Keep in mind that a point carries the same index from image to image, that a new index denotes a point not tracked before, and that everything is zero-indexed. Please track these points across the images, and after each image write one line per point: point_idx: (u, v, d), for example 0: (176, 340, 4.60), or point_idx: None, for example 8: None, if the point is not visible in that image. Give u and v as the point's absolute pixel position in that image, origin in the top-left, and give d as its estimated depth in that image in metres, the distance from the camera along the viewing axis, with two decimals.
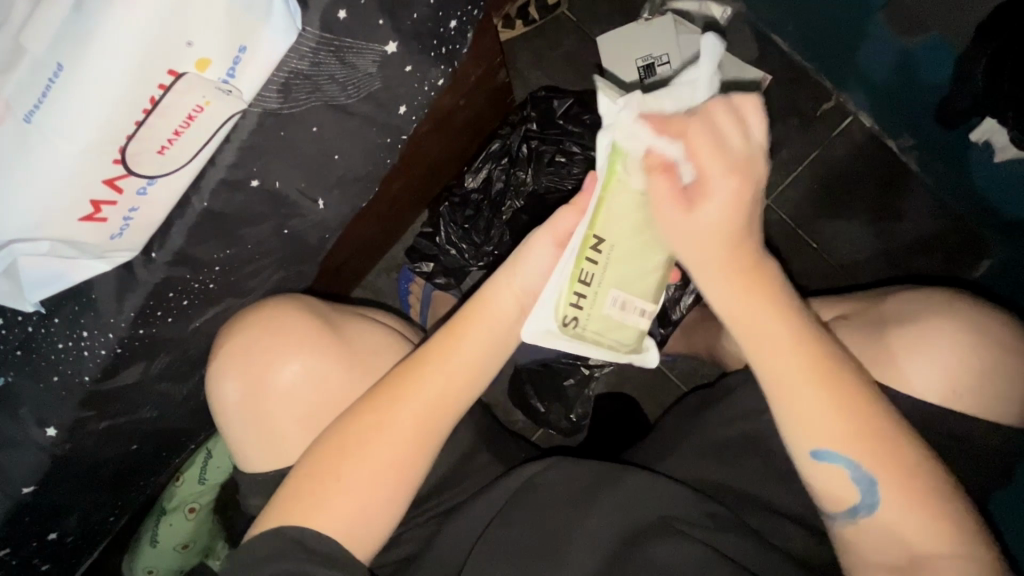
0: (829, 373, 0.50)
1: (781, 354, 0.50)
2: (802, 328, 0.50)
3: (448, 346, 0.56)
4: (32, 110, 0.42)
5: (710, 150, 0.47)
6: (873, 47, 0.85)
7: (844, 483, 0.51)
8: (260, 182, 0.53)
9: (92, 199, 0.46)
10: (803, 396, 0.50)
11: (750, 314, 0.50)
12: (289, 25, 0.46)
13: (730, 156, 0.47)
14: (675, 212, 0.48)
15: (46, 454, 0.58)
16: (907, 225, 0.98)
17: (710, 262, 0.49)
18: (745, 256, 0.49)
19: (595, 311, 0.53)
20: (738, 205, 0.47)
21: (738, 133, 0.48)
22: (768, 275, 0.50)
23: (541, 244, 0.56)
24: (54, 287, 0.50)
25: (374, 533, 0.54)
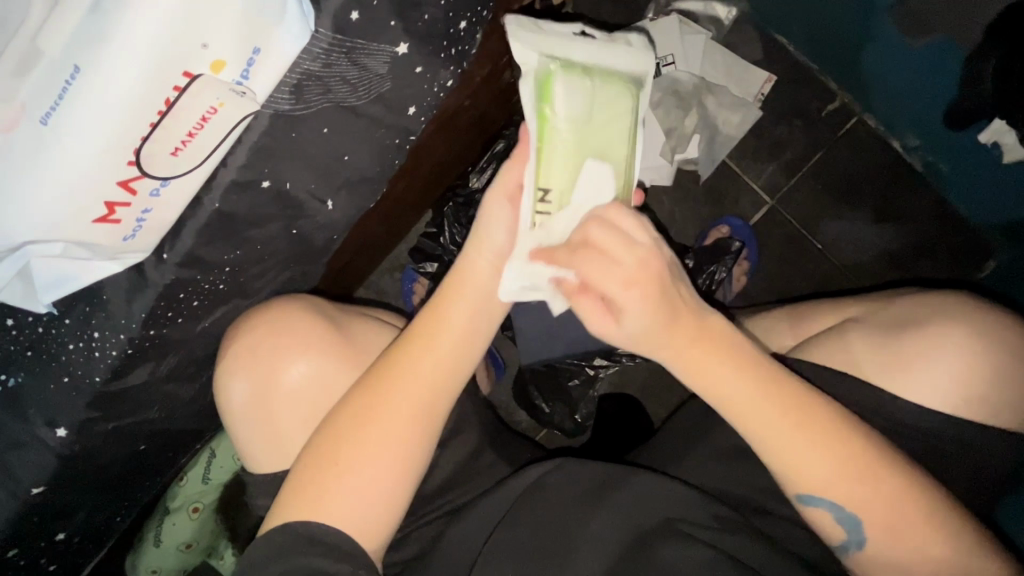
0: (810, 426, 0.50)
1: (759, 420, 0.51)
2: (767, 387, 0.51)
3: (430, 320, 0.58)
4: (48, 111, 0.41)
5: (610, 265, 0.49)
6: (882, 47, 0.85)
7: (832, 521, 0.52)
8: (271, 183, 0.53)
9: (106, 200, 0.46)
10: (791, 453, 0.51)
11: (715, 384, 0.51)
12: (303, 25, 0.45)
13: (632, 259, 0.49)
14: (606, 325, 0.51)
15: (54, 455, 0.58)
16: (911, 227, 0.98)
17: (656, 347, 0.51)
18: (690, 327, 0.51)
19: None
20: (655, 304, 0.49)
21: (634, 232, 0.50)
22: (713, 340, 0.51)
23: (497, 203, 0.57)
24: (65, 288, 0.50)
25: (390, 512, 0.55)
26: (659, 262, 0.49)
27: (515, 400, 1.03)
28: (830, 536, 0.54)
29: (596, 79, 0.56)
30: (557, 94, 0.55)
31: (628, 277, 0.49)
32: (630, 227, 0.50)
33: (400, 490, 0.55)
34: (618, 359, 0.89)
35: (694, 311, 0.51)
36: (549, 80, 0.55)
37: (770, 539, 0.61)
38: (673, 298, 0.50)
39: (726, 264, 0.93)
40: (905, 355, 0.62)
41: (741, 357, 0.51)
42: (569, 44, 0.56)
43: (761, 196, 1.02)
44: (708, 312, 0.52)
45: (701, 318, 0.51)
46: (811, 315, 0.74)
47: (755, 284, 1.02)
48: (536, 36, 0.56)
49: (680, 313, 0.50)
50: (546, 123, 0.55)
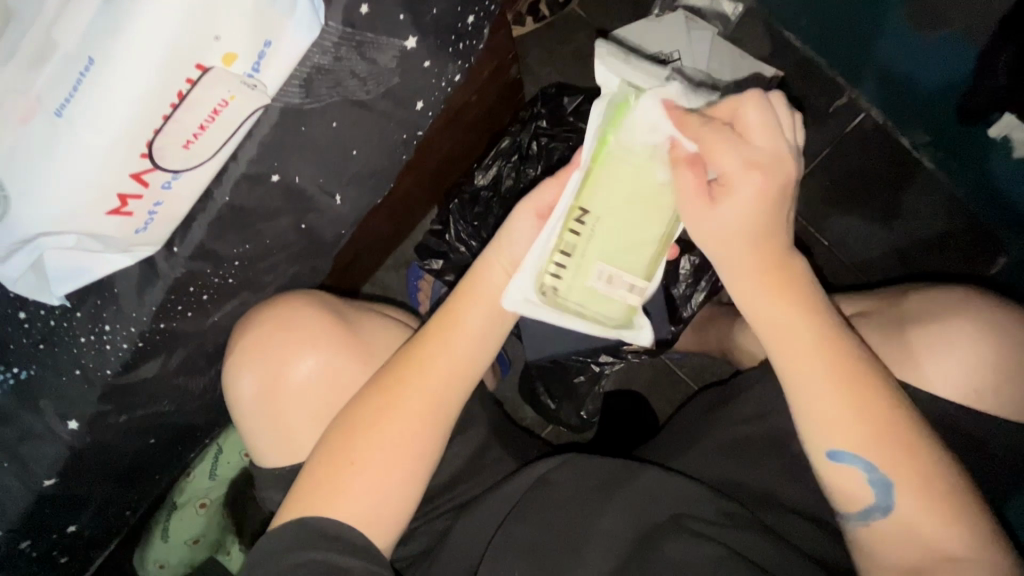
0: (849, 368, 0.50)
1: (811, 355, 0.50)
2: (825, 329, 0.50)
3: (446, 319, 0.58)
4: (63, 104, 0.42)
5: (734, 147, 0.48)
6: (893, 41, 0.84)
7: (861, 484, 0.51)
8: (280, 177, 0.53)
9: (119, 192, 0.46)
10: (816, 393, 0.50)
11: (774, 314, 0.50)
12: (313, 18, 0.46)
13: (756, 152, 0.48)
14: (696, 204, 0.49)
15: (66, 447, 0.59)
16: (920, 223, 0.98)
17: (736, 251, 0.50)
18: (772, 253, 0.50)
19: (578, 280, 0.55)
20: (761, 203, 0.48)
21: (757, 129, 0.48)
22: (789, 275, 0.50)
23: (523, 219, 0.58)
24: (78, 281, 0.50)
25: (395, 512, 0.55)
26: (777, 171, 0.48)
27: (521, 397, 1.03)
28: (849, 506, 0.53)
29: None
30: (626, 121, 0.52)
31: (747, 164, 0.48)
32: (760, 129, 0.48)
33: (411, 488, 0.55)
34: (624, 356, 0.89)
35: (783, 242, 0.50)
36: (626, 105, 0.53)
37: (778, 535, 0.60)
38: (776, 211, 0.49)
39: None
40: (914, 350, 0.61)
41: (808, 292, 0.51)
42: (657, 76, 0.54)
43: None
44: (796, 255, 0.51)
45: (788, 250, 0.51)
46: None
47: None
48: (623, 63, 0.55)
49: (768, 233, 0.49)
50: (605, 145, 0.53)
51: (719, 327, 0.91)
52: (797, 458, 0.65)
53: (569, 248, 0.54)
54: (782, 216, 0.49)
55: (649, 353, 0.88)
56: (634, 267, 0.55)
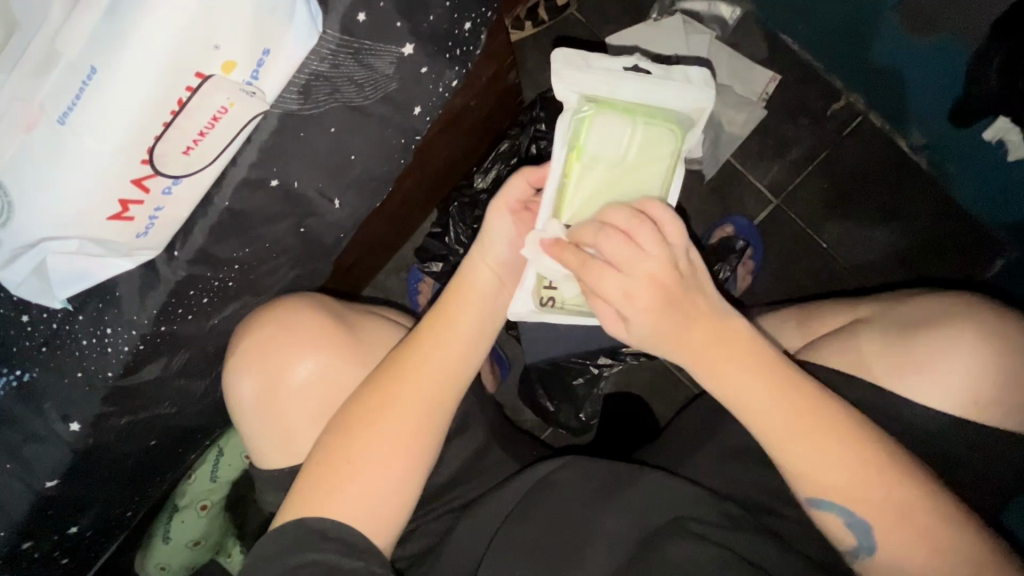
0: (813, 428, 0.50)
1: (778, 431, 0.50)
2: (786, 390, 0.50)
3: (438, 315, 0.59)
4: (66, 111, 0.43)
5: (615, 269, 0.49)
6: (887, 45, 0.85)
7: (842, 528, 0.52)
8: (279, 182, 0.54)
9: (120, 198, 0.47)
10: (797, 457, 0.50)
11: (732, 388, 0.50)
12: (312, 27, 0.47)
13: (637, 270, 0.48)
14: (611, 320, 0.52)
15: (68, 448, 0.60)
16: (918, 226, 0.98)
17: (664, 346, 0.51)
18: (701, 338, 0.50)
19: (576, 285, 0.58)
20: (661, 309, 0.49)
21: (639, 244, 0.49)
22: (732, 344, 0.50)
23: (499, 216, 0.59)
24: (81, 284, 0.51)
25: (393, 511, 0.55)
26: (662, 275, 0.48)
27: (520, 400, 1.04)
28: (842, 543, 0.53)
29: (637, 123, 0.58)
30: (590, 133, 0.57)
31: (634, 282, 0.48)
32: (631, 245, 0.48)
33: (409, 485, 0.56)
34: (623, 358, 0.89)
35: (705, 320, 0.50)
36: (588, 120, 0.57)
37: (775, 536, 0.61)
38: (685, 306, 0.49)
39: (730, 263, 0.93)
40: (910, 352, 0.62)
41: (757, 355, 0.51)
42: (614, 82, 0.58)
43: (766, 195, 1.02)
44: (728, 318, 0.51)
45: (717, 322, 0.50)
46: (817, 314, 0.74)
47: (761, 283, 1.02)
48: (580, 71, 0.58)
49: (693, 317, 0.50)
50: (575, 155, 0.57)
51: None
52: None
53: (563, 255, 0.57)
54: (688, 309, 0.50)
55: (648, 355, 0.89)
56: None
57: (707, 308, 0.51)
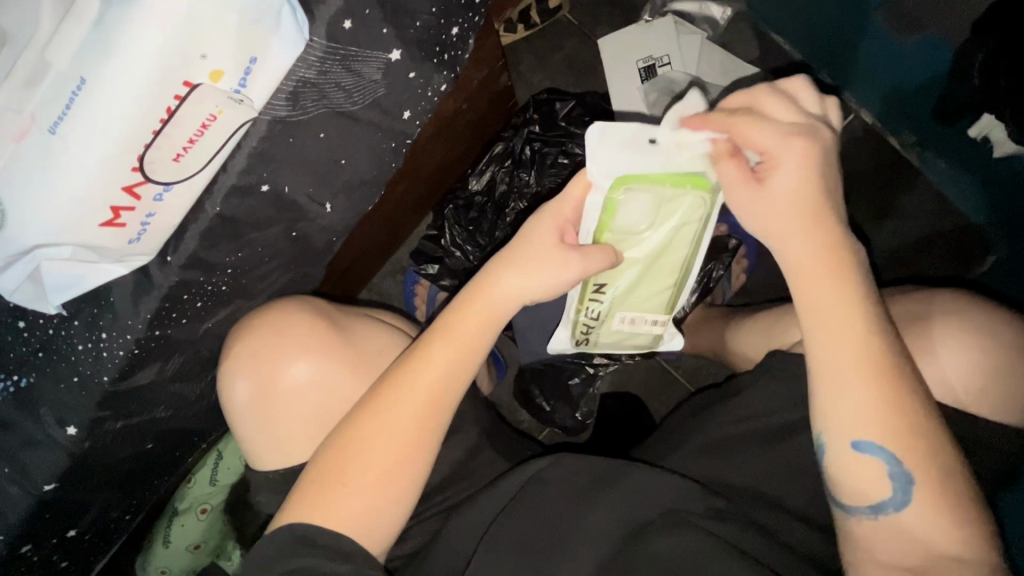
0: (876, 359, 0.50)
1: (844, 358, 0.51)
2: (870, 321, 0.51)
3: (439, 334, 0.57)
4: (56, 121, 0.44)
5: (768, 123, 0.52)
6: (876, 44, 0.86)
7: (879, 478, 0.51)
8: (270, 187, 0.55)
9: (111, 205, 0.48)
10: (846, 389, 0.51)
11: (815, 301, 0.52)
12: (297, 35, 0.47)
13: (790, 126, 0.52)
14: (744, 189, 0.53)
15: (64, 452, 0.60)
16: (910, 223, 0.99)
17: (795, 226, 0.52)
18: (827, 235, 0.52)
19: (605, 328, 0.75)
20: (811, 170, 0.51)
21: (788, 117, 0.52)
22: (832, 262, 0.52)
23: (548, 253, 0.57)
24: (72, 292, 0.52)
25: (383, 529, 0.56)
26: (820, 138, 0.52)
27: (517, 400, 1.04)
28: (851, 498, 0.53)
29: (659, 195, 0.59)
30: (618, 212, 0.60)
31: (789, 134, 0.51)
32: (783, 108, 0.53)
33: (404, 500, 0.56)
34: (618, 357, 0.89)
35: (830, 225, 0.52)
36: (616, 200, 0.59)
37: (765, 530, 0.61)
38: (825, 180, 0.52)
39: (722, 263, 0.90)
40: None
41: (853, 284, 0.52)
42: (640, 163, 0.56)
43: None
44: (848, 242, 0.53)
45: (835, 236, 0.52)
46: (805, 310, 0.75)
47: (756, 281, 1.02)
48: (609, 152, 0.56)
49: (819, 210, 0.52)
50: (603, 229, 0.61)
51: (710, 328, 0.93)
52: (789, 459, 0.65)
53: (594, 312, 0.72)
54: (827, 193, 0.52)
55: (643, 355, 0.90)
56: (654, 310, 0.73)
57: (835, 223, 0.53)
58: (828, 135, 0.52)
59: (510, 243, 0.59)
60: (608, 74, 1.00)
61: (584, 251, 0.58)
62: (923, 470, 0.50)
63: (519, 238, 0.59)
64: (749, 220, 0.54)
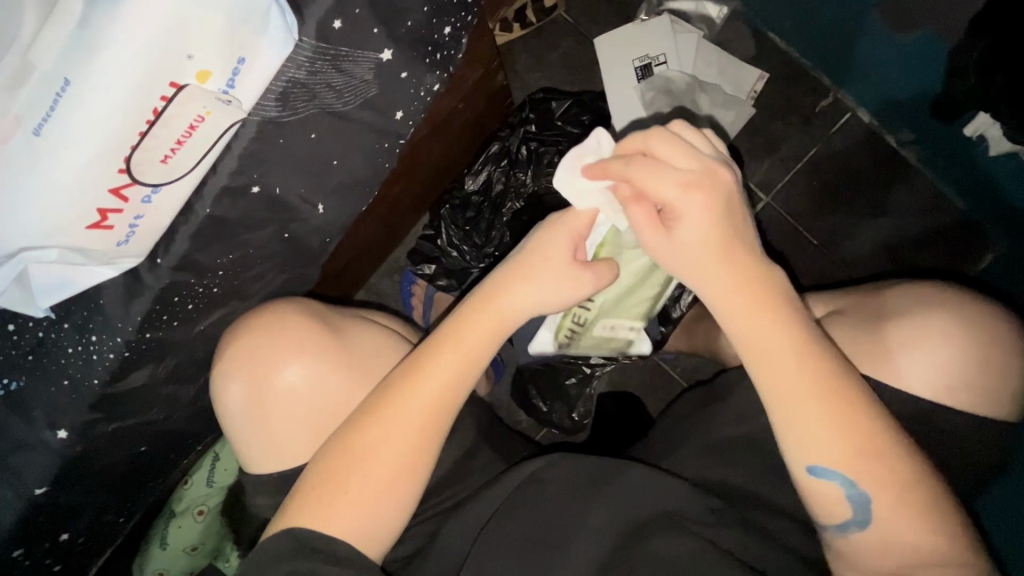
0: (823, 397, 0.49)
1: (788, 390, 0.50)
2: (806, 350, 0.50)
3: (446, 344, 0.57)
4: (42, 123, 0.43)
5: (665, 170, 0.50)
6: (873, 42, 0.86)
7: (842, 503, 0.51)
8: (261, 188, 0.55)
9: (98, 207, 0.47)
10: (798, 419, 0.50)
11: (753, 335, 0.51)
12: (286, 35, 0.47)
13: (686, 171, 0.50)
14: (656, 237, 0.52)
15: (56, 455, 0.60)
16: (907, 219, 0.98)
17: (710, 268, 0.51)
18: (746, 271, 0.51)
19: (585, 335, 0.79)
20: (715, 211, 0.50)
21: (683, 159, 0.51)
22: (758, 294, 0.51)
23: (562, 264, 0.57)
24: (61, 294, 0.51)
25: (384, 535, 0.56)
26: (720, 176, 0.51)
27: (513, 400, 1.04)
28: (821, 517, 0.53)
29: None
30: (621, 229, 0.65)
31: (688, 180, 0.50)
32: (678, 153, 0.51)
33: (406, 505, 0.56)
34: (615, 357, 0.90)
35: (748, 258, 0.52)
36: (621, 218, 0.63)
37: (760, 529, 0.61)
38: (732, 220, 0.51)
39: None
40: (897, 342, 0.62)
41: (784, 314, 0.51)
42: None
43: (757, 193, 1.02)
44: (769, 270, 0.52)
45: (755, 267, 0.52)
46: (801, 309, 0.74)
47: None
48: None
49: (732, 248, 0.51)
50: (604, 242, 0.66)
51: (706, 327, 0.93)
52: (784, 459, 0.65)
53: (582, 319, 0.76)
54: (737, 228, 0.51)
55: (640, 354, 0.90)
56: (631, 318, 0.78)
57: (752, 255, 0.52)
58: (729, 176, 0.51)
59: (521, 251, 0.58)
60: (607, 73, 0.99)
61: (595, 265, 0.58)
62: (918, 470, 0.50)
63: (533, 245, 0.58)
64: (670, 266, 0.53)
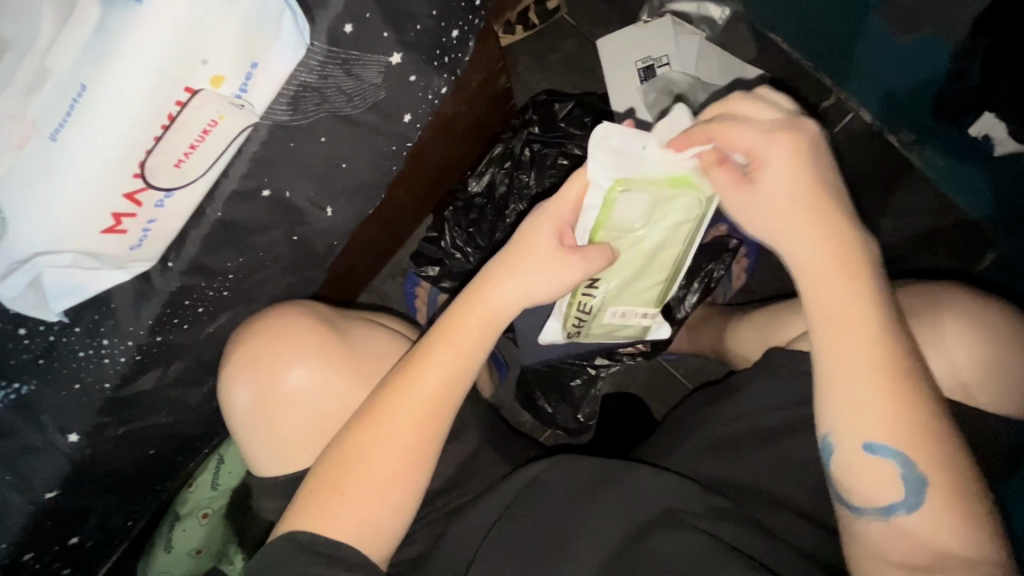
0: (888, 364, 0.50)
1: (853, 357, 0.50)
2: (878, 317, 0.51)
3: (439, 339, 0.57)
4: (57, 129, 0.44)
5: (747, 127, 0.52)
6: (874, 44, 0.86)
7: (892, 481, 0.50)
8: (271, 192, 0.55)
9: (112, 211, 0.47)
10: (856, 388, 0.50)
11: (828, 298, 0.51)
12: (299, 39, 0.47)
13: (768, 129, 0.52)
14: (738, 194, 0.53)
15: (66, 459, 0.60)
16: (908, 219, 0.98)
17: (798, 225, 0.52)
18: (831, 234, 0.52)
19: (596, 321, 0.76)
20: (800, 163, 0.52)
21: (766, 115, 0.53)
22: (840, 257, 0.52)
23: (542, 259, 0.57)
24: (74, 298, 0.51)
25: (384, 536, 0.55)
26: (803, 129, 0.53)
27: (518, 401, 1.04)
28: (858, 499, 0.53)
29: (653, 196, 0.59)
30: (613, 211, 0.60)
31: (771, 136, 0.52)
32: (759, 110, 0.53)
33: (405, 506, 0.56)
34: (619, 358, 0.90)
35: (834, 222, 0.52)
36: (612, 198, 0.58)
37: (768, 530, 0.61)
38: (815, 180, 0.52)
39: (723, 263, 0.90)
40: None
41: (863, 278, 0.51)
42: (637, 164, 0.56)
43: None
44: (856, 235, 0.52)
45: (840, 231, 0.52)
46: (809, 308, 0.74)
47: (757, 280, 1.02)
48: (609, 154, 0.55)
49: (818, 208, 0.52)
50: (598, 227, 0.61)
51: (711, 328, 0.93)
52: (792, 460, 0.64)
53: (587, 307, 0.73)
54: (823, 185, 0.52)
55: (644, 355, 0.90)
56: (644, 303, 0.76)
57: (839, 219, 0.52)
58: (811, 126, 0.53)
59: (506, 247, 0.59)
60: (609, 74, 1.00)
61: (585, 252, 0.58)
62: (932, 469, 0.50)
63: (517, 236, 0.58)
64: (755, 226, 0.54)
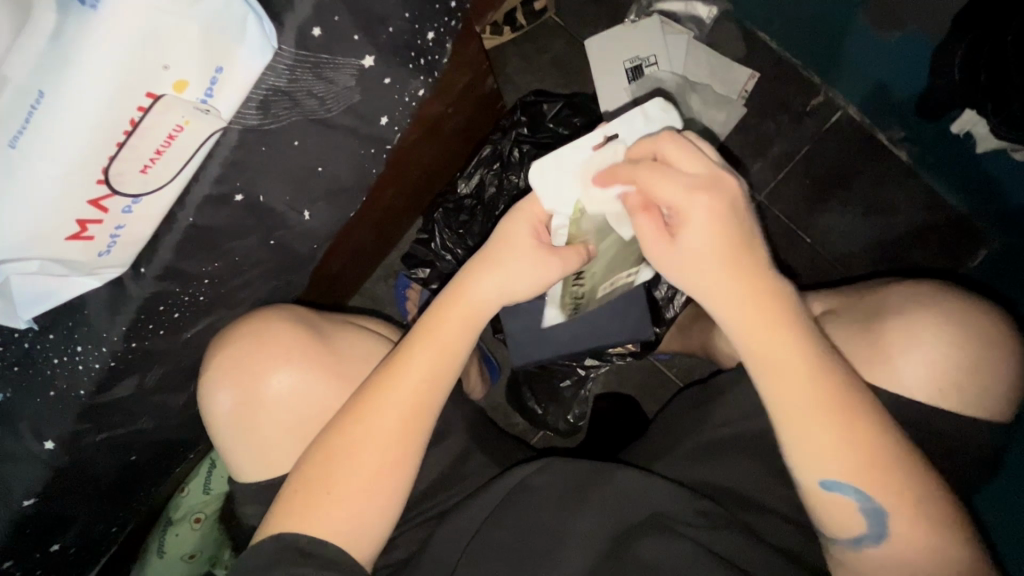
0: (834, 411, 0.49)
1: (801, 416, 0.49)
2: (822, 373, 0.49)
3: (421, 337, 0.57)
4: (15, 135, 0.43)
5: (671, 174, 0.49)
6: (860, 41, 0.87)
7: (855, 515, 0.51)
8: (245, 197, 0.55)
9: (78, 218, 0.47)
10: (804, 437, 0.49)
11: (764, 358, 0.50)
12: (266, 43, 0.47)
13: (689, 176, 0.49)
14: (661, 246, 0.50)
15: (44, 466, 0.60)
16: (901, 216, 0.97)
17: (717, 287, 0.49)
18: (758, 296, 0.49)
19: (591, 297, 0.76)
20: (718, 218, 0.48)
21: (689, 164, 0.49)
22: (775, 325, 0.49)
23: (522, 260, 0.57)
24: (45, 305, 0.52)
25: (370, 533, 0.55)
26: (726, 185, 0.49)
27: (508, 402, 1.04)
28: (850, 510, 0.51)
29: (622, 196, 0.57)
30: (585, 222, 0.58)
31: (692, 184, 0.48)
32: (685, 156, 0.50)
33: (390, 506, 0.56)
34: (609, 359, 0.90)
35: (762, 292, 0.50)
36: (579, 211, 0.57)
37: (751, 531, 0.61)
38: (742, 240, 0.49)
39: None
40: (884, 346, 0.61)
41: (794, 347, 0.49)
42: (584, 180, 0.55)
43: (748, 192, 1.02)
44: (785, 298, 0.50)
45: (771, 296, 0.50)
46: None
47: None
48: (556, 180, 0.56)
49: (745, 270, 0.49)
50: (577, 237, 0.59)
51: (700, 327, 0.93)
52: (777, 460, 0.64)
53: (578, 291, 0.72)
54: (746, 238, 0.49)
55: (635, 354, 0.91)
56: (630, 267, 0.75)
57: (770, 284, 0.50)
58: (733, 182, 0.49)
59: (487, 246, 0.58)
60: (596, 72, 0.99)
61: (561, 252, 0.57)
62: (915, 473, 0.50)
63: (495, 235, 0.58)
64: (676, 278, 0.51)
